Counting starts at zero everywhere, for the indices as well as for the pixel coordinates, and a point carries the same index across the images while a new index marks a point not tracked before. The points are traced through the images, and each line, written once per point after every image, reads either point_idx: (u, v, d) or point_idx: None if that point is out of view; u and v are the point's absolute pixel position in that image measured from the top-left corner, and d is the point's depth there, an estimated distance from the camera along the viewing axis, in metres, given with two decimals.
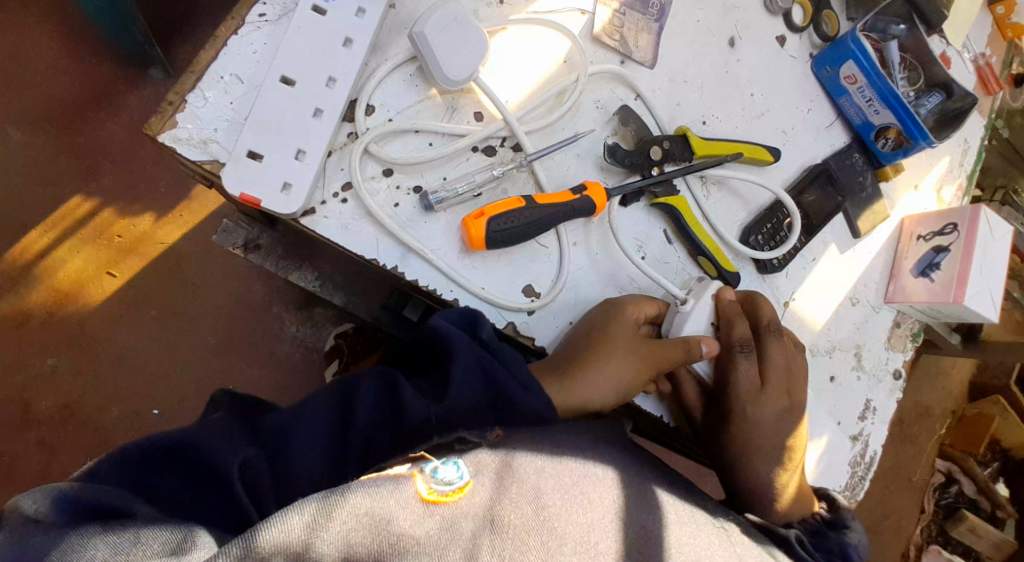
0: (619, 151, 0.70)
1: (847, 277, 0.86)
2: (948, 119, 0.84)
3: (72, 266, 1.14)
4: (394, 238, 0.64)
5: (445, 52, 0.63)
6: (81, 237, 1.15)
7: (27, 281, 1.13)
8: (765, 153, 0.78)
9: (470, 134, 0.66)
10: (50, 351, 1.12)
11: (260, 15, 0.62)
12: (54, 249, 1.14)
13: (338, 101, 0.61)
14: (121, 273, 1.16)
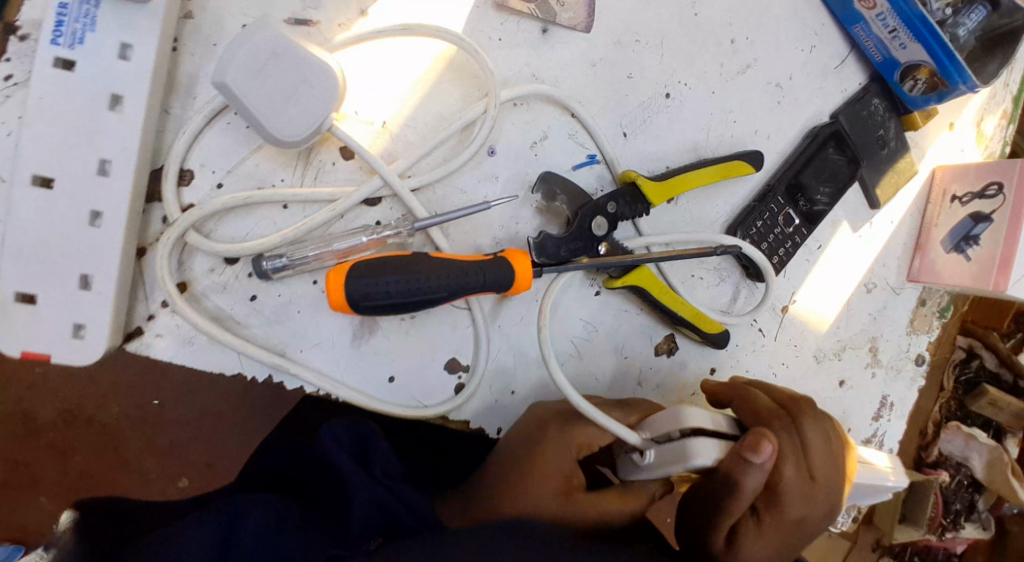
0: (549, 246, 0.51)
1: (863, 261, 0.69)
2: (994, 42, 0.61)
3: None
4: (241, 351, 0.48)
5: (266, 106, 0.41)
6: None
7: None
8: (745, 169, 0.58)
9: (335, 200, 0.48)
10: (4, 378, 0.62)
11: (6, 78, 0.43)
12: None
13: (121, 193, 0.42)
14: None
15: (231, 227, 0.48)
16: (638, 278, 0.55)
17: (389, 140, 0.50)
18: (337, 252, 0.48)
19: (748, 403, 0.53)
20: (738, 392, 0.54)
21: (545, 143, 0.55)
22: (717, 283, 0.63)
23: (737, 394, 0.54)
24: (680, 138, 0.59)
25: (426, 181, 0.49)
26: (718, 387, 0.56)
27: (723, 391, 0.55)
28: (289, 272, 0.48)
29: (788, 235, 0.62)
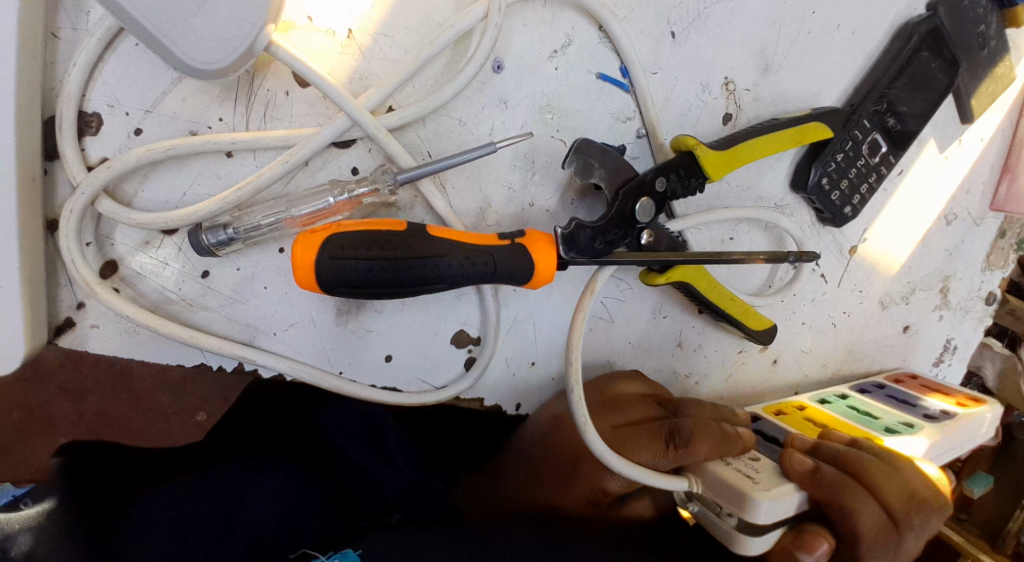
0: (581, 236, 0.40)
1: (945, 189, 0.57)
2: None
3: None
4: (195, 342, 0.39)
5: (168, 24, 0.30)
6: None
7: None
8: (825, 133, 0.47)
9: (291, 149, 0.37)
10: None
11: None
12: None
13: (8, 156, 0.33)
14: None
15: (162, 186, 0.37)
16: (686, 275, 0.45)
17: (356, 53, 0.38)
18: (295, 217, 0.38)
19: (849, 520, 0.42)
20: (832, 490, 0.41)
21: (568, 52, 0.42)
22: (771, 228, 0.52)
23: (826, 495, 0.41)
24: (738, 39, 0.46)
25: (415, 116, 0.38)
26: (801, 470, 0.41)
27: (808, 485, 0.41)
28: (239, 243, 0.38)
29: (871, 166, 0.51)
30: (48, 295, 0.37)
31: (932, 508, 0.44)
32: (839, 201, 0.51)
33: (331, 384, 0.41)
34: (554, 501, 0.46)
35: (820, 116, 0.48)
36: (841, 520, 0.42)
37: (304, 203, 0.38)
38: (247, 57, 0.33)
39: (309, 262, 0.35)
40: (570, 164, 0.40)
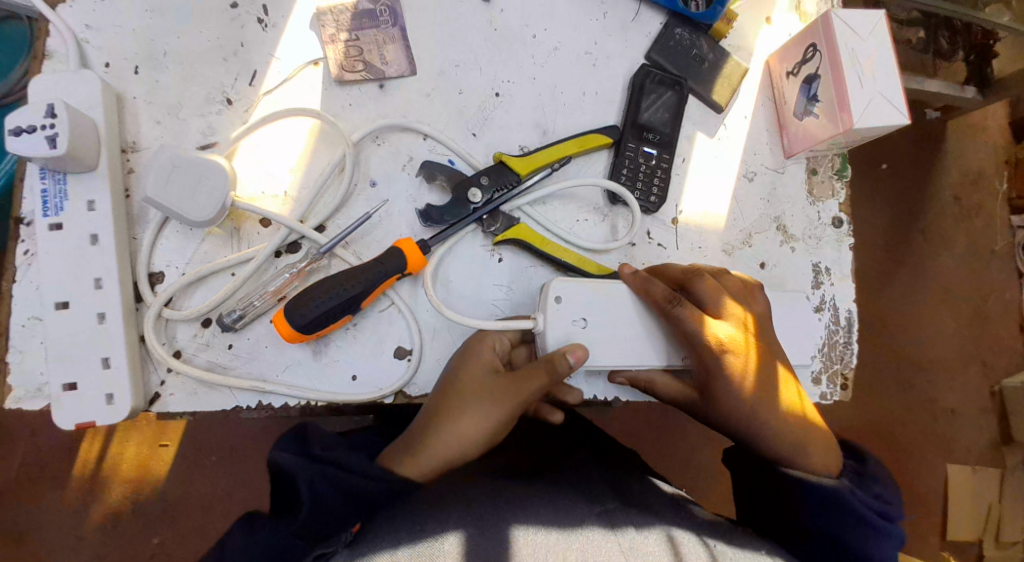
0: (433, 213, 0.67)
1: (732, 156, 0.77)
2: None
3: (128, 455, 1.11)
4: (229, 385, 0.63)
5: (180, 201, 0.61)
6: (125, 429, 1.12)
7: (103, 485, 1.11)
8: (599, 134, 0.71)
9: (258, 253, 0.63)
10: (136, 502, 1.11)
11: (25, 251, 0.63)
12: (109, 450, 1.11)
13: (114, 297, 0.61)
14: (174, 438, 1.13)
15: (199, 299, 0.64)
16: (519, 230, 0.68)
17: (291, 203, 0.66)
18: (274, 292, 0.64)
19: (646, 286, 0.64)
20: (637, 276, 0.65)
21: (411, 163, 0.69)
22: (602, 221, 0.73)
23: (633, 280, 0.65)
24: (515, 119, 0.72)
25: (323, 216, 0.64)
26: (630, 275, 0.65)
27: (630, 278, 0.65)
28: (245, 318, 0.63)
29: (654, 166, 0.72)
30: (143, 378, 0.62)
31: (700, 279, 0.65)
32: (643, 194, 0.72)
33: (321, 395, 0.64)
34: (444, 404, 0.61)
35: (592, 129, 0.72)
36: (642, 287, 0.64)
37: (275, 283, 0.64)
38: (224, 211, 0.63)
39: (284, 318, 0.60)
40: (420, 174, 0.69)
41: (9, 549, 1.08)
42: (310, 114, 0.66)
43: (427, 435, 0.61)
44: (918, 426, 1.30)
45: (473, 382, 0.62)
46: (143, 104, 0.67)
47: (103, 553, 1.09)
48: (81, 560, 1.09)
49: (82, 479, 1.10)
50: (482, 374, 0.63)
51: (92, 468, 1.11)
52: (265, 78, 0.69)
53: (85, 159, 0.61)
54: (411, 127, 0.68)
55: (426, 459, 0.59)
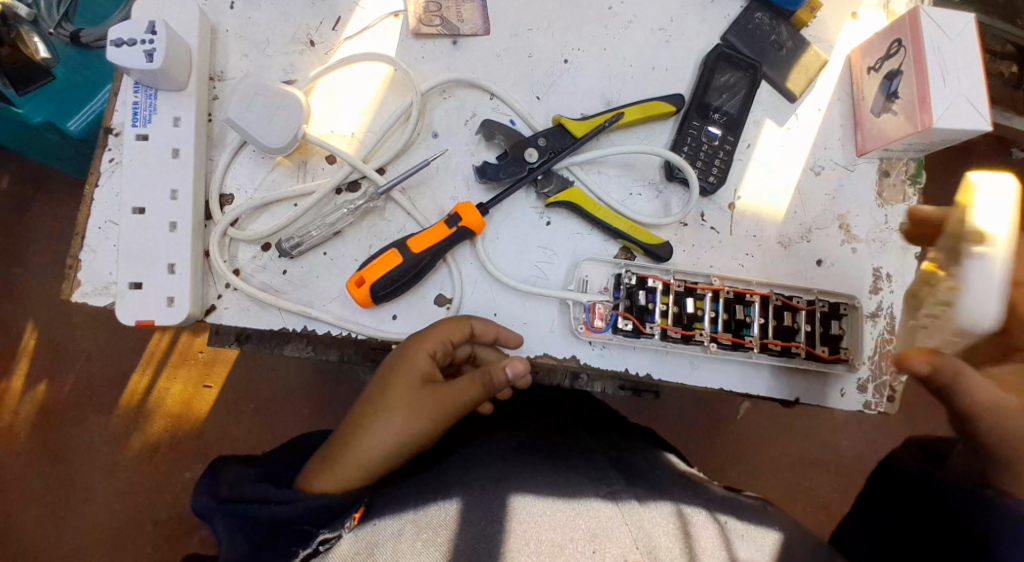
0: (489, 169, 0.68)
1: (800, 147, 0.75)
2: None
3: (174, 390, 1.18)
4: (279, 307, 0.65)
5: (257, 125, 0.62)
6: (173, 364, 1.19)
7: (147, 416, 1.17)
8: (662, 106, 0.71)
9: (323, 186, 0.65)
10: (175, 434, 1.16)
11: (111, 160, 0.68)
12: (156, 382, 1.18)
13: (185, 208, 0.64)
14: (217, 381, 1.18)
15: (262, 223, 0.67)
16: (570, 193, 0.70)
17: (356, 142, 0.68)
18: (331, 226, 0.66)
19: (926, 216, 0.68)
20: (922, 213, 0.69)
21: (475, 118, 0.70)
22: (654, 197, 0.73)
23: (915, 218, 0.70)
24: (581, 87, 0.73)
25: (386, 158, 0.66)
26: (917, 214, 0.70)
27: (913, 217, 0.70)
28: (303, 247, 0.65)
29: (716, 147, 0.72)
30: (202, 289, 0.65)
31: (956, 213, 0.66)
32: (701, 172, 0.71)
33: (365, 330, 0.66)
34: (373, 405, 0.62)
35: (657, 99, 0.72)
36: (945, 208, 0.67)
37: (333, 217, 0.66)
38: (296, 142, 0.63)
39: (365, 291, 0.63)
40: (479, 132, 0.70)
41: (54, 463, 1.14)
42: (385, 60, 0.67)
43: (340, 449, 0.61)
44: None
45: (388, 392, 0.62)
46: (234, 36, 0.70)
47: (140, 480, 1.15)
48: (119, 481, 1.15)
49: (129, 408, 1.17)
50: (402, 379, 0.62)
51: (140, 399, 1.17)
52: (348, 23, 0.71)
53: (175, 77, 0.65)
54: (480, 83, 0.70)
55: (343, 473, 0.59)
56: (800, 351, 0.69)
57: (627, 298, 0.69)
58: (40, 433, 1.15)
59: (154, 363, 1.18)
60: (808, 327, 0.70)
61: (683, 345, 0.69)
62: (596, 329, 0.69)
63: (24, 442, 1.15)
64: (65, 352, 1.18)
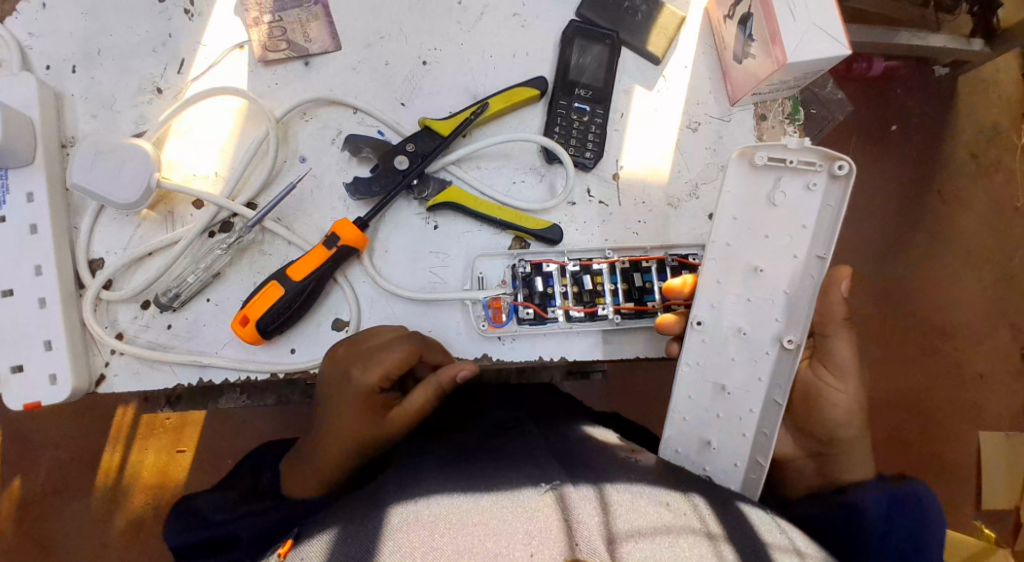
0: (360, 184, 0.67)
1: (673, 105, 0.74)
2: None
3: (148, 462, 1.14)
4: (168, 363, 0.63)
5: (105, 184, 0.61)
6: (141, 436, 1.15)
7: (125, 492, 1.13)
8: (525, 90, 0.71)
9: (189, 231, 0.64)
10: (145, 509, 1.13)
11: None
12: (128, 457, 1.14)
13: (53, 281, 0.62)
14: (190, 445, 1.15)
15: (137, 281, 0.65)
16: (449, 193, 0.68)
17: (221, 181, 0.67)
18: (206, 270, 0.64)
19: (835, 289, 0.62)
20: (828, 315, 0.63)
21: (339, 135, 0.69)
22: (539, 181, 0.72)
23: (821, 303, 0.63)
24: (444, 86, 0.72)
25: (250, 191, 0.65)
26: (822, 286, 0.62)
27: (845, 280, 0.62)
28: (181, 297, 0.64)
29: (587, 121, 0.72)
30: (88, 359, 0.63)
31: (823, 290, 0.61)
32: (577, 148, 0.71)
33: (262, 369, 0.63)
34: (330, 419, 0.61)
35: (520, 84, 0.71)
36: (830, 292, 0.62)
37: (207, 261, 0.64)
38: (148, 193, 0.63)
39: (251, 330, 0.61)
40: (346, 149, 0.69)
41: (41, 557, 1.11)
42: (233, 92, 0.66)
43: (301, 458, 0.62)
44: (946, 395, 1.21)
45: (339, 406, 0.61)
46: (81, 100, 0.68)
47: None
48: None
49: (105, 489, 1.13)
50: (356, 402, 0.60)
51: (116, 477, 1.14)
52: (194, 65, 0.69)
53: (22, 152, 0.63)
54: (336, 98, 0.68)
55: (311, 479, 0.60)
56: None
57: (526, 286, 0.68)
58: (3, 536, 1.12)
59: (127, 438, 1.15)
60: None
61: (590, 322, 0.68)
62: (499, 324, 0.68)
63: (7, 542, 1.12)
64: (31, 444, 1.14)
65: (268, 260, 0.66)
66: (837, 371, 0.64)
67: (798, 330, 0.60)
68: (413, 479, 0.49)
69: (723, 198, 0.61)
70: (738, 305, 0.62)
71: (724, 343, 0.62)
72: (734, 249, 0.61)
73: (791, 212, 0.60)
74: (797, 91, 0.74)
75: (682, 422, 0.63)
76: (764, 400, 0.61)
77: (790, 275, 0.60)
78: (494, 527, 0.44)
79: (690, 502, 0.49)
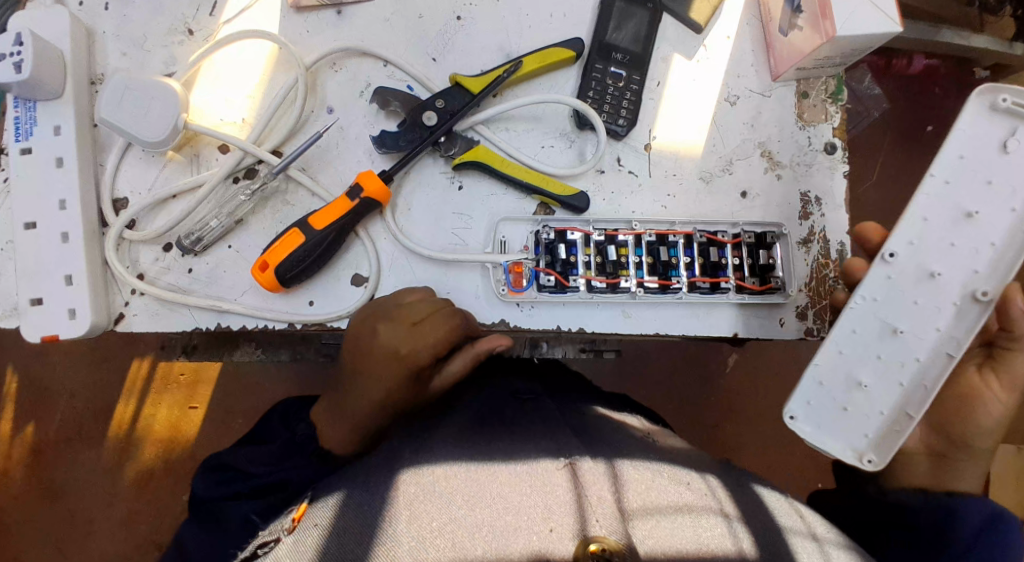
0: (387, 138, 0.65)
1: (712, 76, 0.72)
2: None
3: (161, 415, 1.16)
4: (187, 305, 0.63)
5: (133, 122, 0.61)
6: (156, 388, 1.16)
7: (135, 443, 1.15)
8: (560, 51, 0.69)
9: (214, 173, 0.63)
10: (156, 461, 1.14)
11: None
12: (142, 408, 1.15)
13: (76, 216, 0.62)
14: (203, 400, 1.16)
15: (159, 222, 0.65)
16: (476, 152, 0.67)
17: (247, 127, 0.66)
18: (228, 214, 0.63)
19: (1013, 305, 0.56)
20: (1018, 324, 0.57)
21: (368, 87, 0.68)
22: (568, 147, 0.70)
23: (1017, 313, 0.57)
24: (477, 44, 0.70)
25: (276, 137, 0.64)
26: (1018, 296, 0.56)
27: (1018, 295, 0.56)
28: (203, 240, 0.63)
29: (622, 87, 0.70)
30: (107, 297, 0.63)
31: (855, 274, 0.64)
32: (611, 115, 0.69)
33: (279, 316, 0.63)
34: (359, 380, 0.59)
35: (556, 45, 0.70)
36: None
37: (230, 205, 0.64)
38: (175, 132, 0.62)
39: (271, 277, 0.60)
40: (373, 101, 0.67)
41: (53, 501, 1.13)
42: (264, 36, 0.65)
43: (327, 417, 0.61)
44: None
45: (367, 368, 0.59)
46: (111, 37, 0.68)
47: (124, 512, 1.13)
48: (109, 515, 1.13)
49: (117, 438, 1.15)
50: (384, 386, 0.58)
51: (129, 427, 1.15)
52: (226, 7, 0.68)
53: (51, 84, 0.63)
54: (367, 49, 0.67)
55: (342, 430, 0.59)
56: (730, 285, 0.67)
57: (548, 254, 0.67)
58: (19, 478, 1.13)
59: (142, 389, 1.16)
60: (737, 260, 0.68)
61: (611, 294, 0.67)
62: (519, 289, 0.67)
63: (20, 484, 1.13)
64: (47, 391, 1.16)
65: (291, 209, 0.65)
66: (1010, 380, 0.59)
67: (994, 282, 0.56)
68: (428, 446, 0.48)
69: (953, 136, 0.58)
70: (940, 247, 0.58)
71: (913, 286, 0.58)
72: (953, 187, 0.58)
73: (990, 167, 0.57)
74: (842, 69, 0.71)
75: (818, 385, 0.59)
76: (896, 406, 0.57)
77: (1004, 227, 0.56)
78: (514, 503, 0.42)
79: (709, 480, 0.48)
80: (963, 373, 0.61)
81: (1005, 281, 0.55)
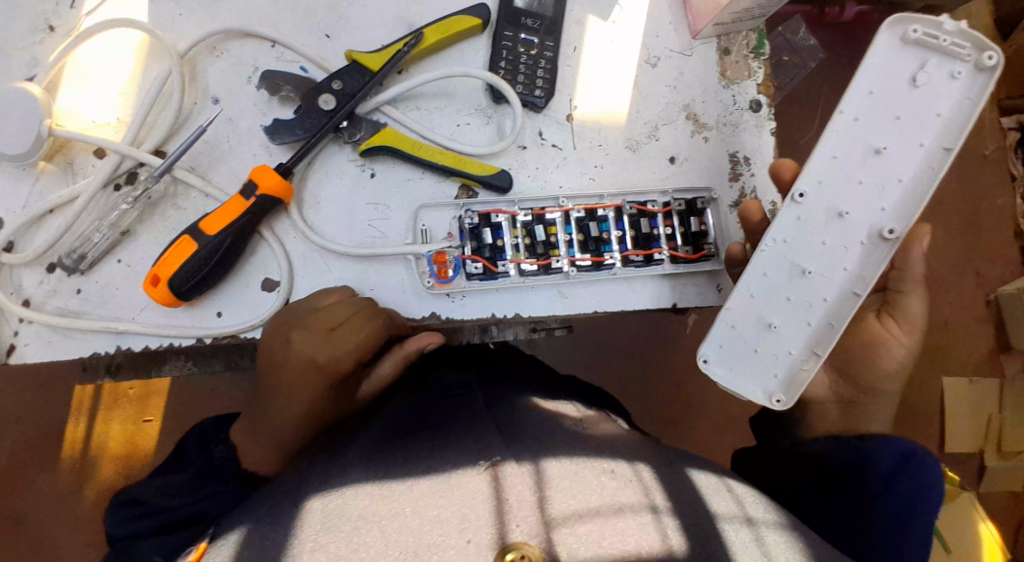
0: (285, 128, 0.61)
1: (629, 38, 0.69)
2: None
3: (112, 434, 1.09)
4: (81, 329, 0.57)
5: None
6: (104, 405, 1.10)
7: (76, 468, 1.08)
8: (466, 21, 0.65)
9: (90, 182, 0.58)
10: (101, 484, 1.08)
11: None
12: (89, 429, 1.09)
13: None
14: (154, 414, 1.10)
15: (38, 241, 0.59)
16: (384, 136, 0.63)
17: (123, 128, 0.60)
18: (112, 224, 0.58)
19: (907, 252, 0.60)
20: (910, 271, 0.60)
21: (259, 74, 0.63)
22: (485, 124, 0.67)
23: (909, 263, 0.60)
24: (376, 19, 0.65)
25: (156, 137, 0.58)
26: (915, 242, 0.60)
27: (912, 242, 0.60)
28: (88, 256, 0.58)
29: (535, 56, 0.67)
30: None
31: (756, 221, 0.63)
32: (526, 86, 0.66)
33: (185, 332, 0.58)
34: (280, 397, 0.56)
35: (461, 13, 0.65)
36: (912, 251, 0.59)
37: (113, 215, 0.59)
38: (41, 140, 0.57)
39: (165, 292, 0.55)
40: (266, 88, 0.62)
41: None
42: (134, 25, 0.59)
43: (247, 434, 0.58)
44: None
45: (289, 383, 0.55)
46: None
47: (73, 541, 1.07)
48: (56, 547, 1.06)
49: (67, 461, 1.08)
50: (304, 399, 0.55)
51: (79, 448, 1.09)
52: None
53: None
54: (254, 32, 0.62)
55: (266, 447, 0.57)
56: (663, 257, 0.65)
57: (473, 239, 0.63)
58: None
59: (78, 411, 1.09)
60: (669, 229, 0.66)
61: (545, 276, 0.64)
62: (446, 279, 0.63)
63: None
64: None
65: (185, 213, 0.60)
66: (907, 324, 0.61)
67: (902, 221, 0.55)
68: (344, 464, 0.45)
69: (863, 71, 0.56)
70: (849, 186, 0.57)
71: (822, 227, 0.57)
72: (862, 124, 0.57)
73: (899, 103, 0.56)
74: (760, 22, 0.69)
75: (731, 329, 0.59)
76: (806, 346, 0.57)
77: (912, 164, 0.55)
78: (441, 511, 0.39)
79: (644, 466, 0.46)
80: (864, 322, 0.63)
81: (912, 217, 0.55)
